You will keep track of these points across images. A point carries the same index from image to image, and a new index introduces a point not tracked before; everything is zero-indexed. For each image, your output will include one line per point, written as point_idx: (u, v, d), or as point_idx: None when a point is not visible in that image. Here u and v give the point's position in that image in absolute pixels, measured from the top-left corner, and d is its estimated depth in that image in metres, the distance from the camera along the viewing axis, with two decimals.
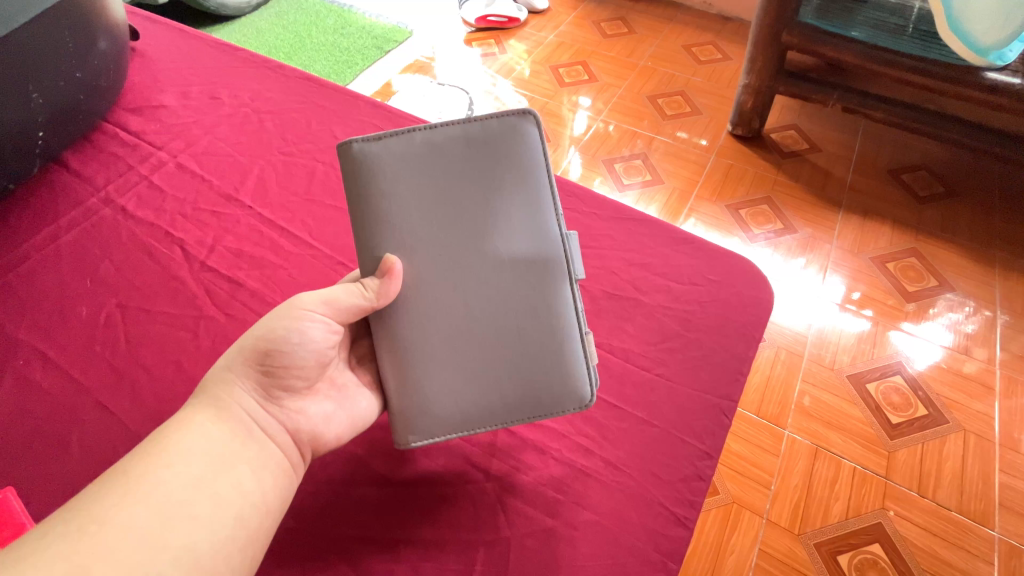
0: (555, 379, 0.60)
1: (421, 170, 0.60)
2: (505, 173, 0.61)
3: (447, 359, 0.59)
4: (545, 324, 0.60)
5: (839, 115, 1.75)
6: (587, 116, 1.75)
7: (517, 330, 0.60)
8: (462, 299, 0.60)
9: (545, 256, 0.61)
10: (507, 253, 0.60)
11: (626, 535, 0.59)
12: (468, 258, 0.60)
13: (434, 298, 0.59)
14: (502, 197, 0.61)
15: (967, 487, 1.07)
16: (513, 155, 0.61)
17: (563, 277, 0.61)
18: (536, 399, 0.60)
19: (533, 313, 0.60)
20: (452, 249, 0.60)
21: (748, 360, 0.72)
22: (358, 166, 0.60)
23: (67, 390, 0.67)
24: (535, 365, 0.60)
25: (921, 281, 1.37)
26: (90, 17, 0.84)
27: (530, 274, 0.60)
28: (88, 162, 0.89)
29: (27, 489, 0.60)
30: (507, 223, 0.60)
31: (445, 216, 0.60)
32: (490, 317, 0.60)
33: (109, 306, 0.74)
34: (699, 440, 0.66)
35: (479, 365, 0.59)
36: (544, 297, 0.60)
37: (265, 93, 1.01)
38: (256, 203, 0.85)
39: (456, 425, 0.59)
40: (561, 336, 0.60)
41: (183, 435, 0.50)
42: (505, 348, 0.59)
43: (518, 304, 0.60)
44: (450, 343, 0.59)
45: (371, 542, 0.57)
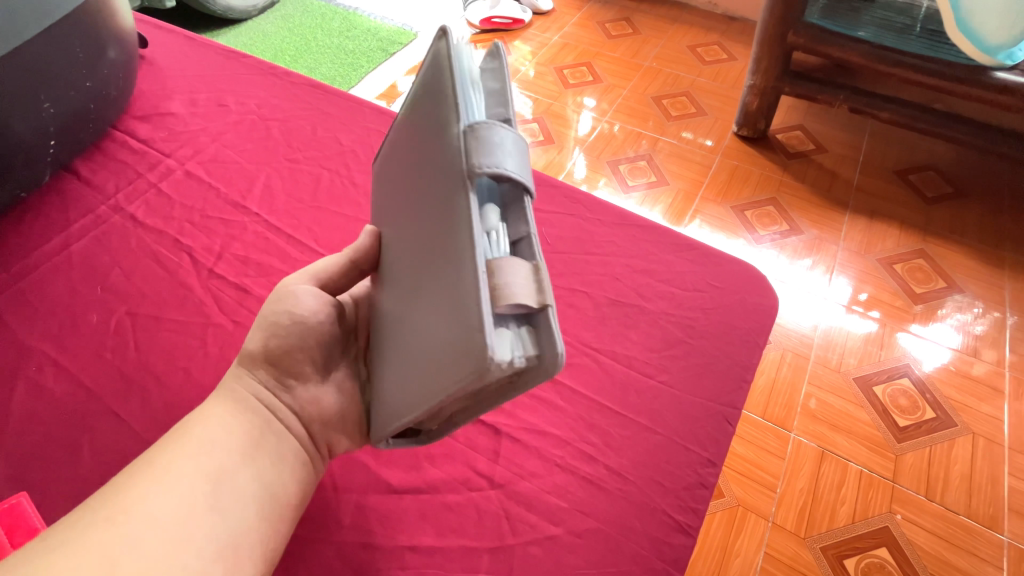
0: (456, 337, 0.39)
1: (385, 160, 0.61)
2: (420, 112, 0.52)
3: (396, 341, 0.50)
4: (452, 259, 0.42)
5: (845, 116, 1.74)
6: (591, 117, 1.75)
7: (425, 285, 0.46)
8: (405, 270, 0.51)
9: (447, 172, 0.45)
10: (427, 194, 0.48)
11: (629, 542, 0.59)
12: (404, 223, 0.53)
13: (394, 277, 0.53)
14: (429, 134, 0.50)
15: (976, 491, 1.07)
16: (425, 85, 0.52)
17: (462, 189, 0.42)
18: (436, 371, 0.41)
19: (445, 251, 0.43)
20: (396, 220, 0.55)
21: (752, 367, 0.72)
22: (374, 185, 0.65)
23: (78, 397, 0.68)
24: (443, 322, 0.41)
25: (929, 282, 1.36)
26: (99, 27, 0.85)
27: (440, 204, 0.45)
28: (99, 170, 0.90)
29: (39, 494, 0.61)
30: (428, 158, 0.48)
31: (394, 190, 0.57)
32: (419, 278, 0.47)
33: (119, 313, 0.75)
34: (702, 448, 0.66)
35: (410, 340, 0.47)
36: (451, 225, 0.43)
37: (271, 100, 1.02)
38: (262, 209, 0.86)
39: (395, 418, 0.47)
40: (461, 273, 0.40)
41: (204, 427, 0.51)
42: (425, 307, 0.45)
43: (435, 249, 0.45)
44: (391, 316, 0.52)
45: (377, 548, 0.58)
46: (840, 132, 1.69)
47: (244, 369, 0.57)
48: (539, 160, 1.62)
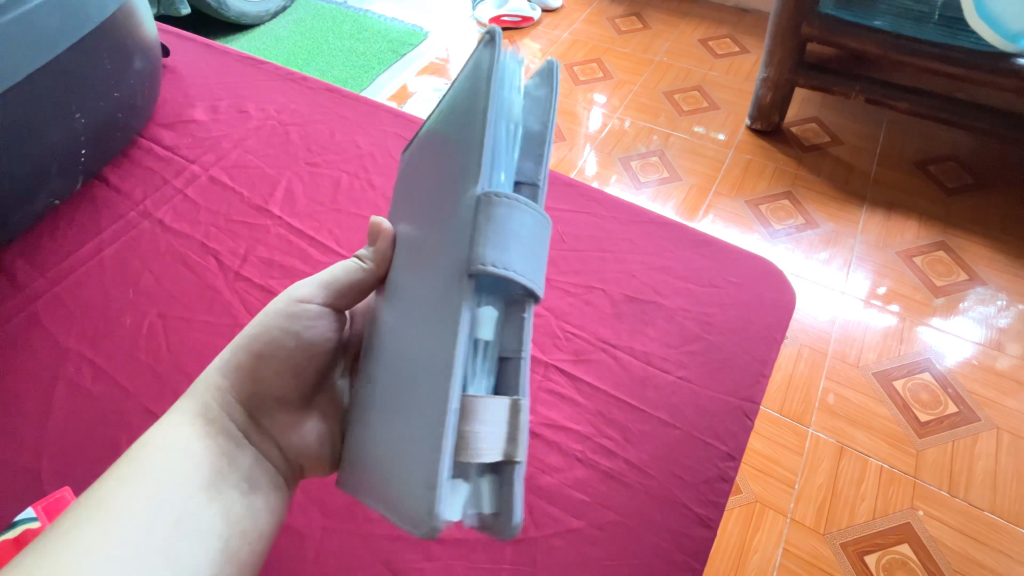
0: (418, 463, 0.40)
1: (408, 164, 0.55)
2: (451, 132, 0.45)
3: (374, 392, 0.49)
4: (428, 372, 0.40)
5: (861, 107, 1.72)
6: (602, 114, 1.75)
7: (416, 374, 0.42)
8: (392, 317, 0.49)
9: (445, 255, 0.41)
10: (426, 257, 0.45)
11: (650, 535, 0.60)
12: (412, 270, 0.48)
13: (383, 313, 0.51)
14: (441, 174, 0.46)
15: (1000, 487, 1.05)
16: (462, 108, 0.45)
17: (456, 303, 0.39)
18: (408, 480, 0.40)
19: (429, 348, 0.41)
20: (408, 258, 0.49)
21: (770, 362, 0.72)
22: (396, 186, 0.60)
23: (115, 396, 0.71)
24: (413, 436, 0.41)
25: (950, 275, 1.34)
26: (126, 38, 0.88)
27: (433, 289, 0.42)
28: (127, 178, 0.94)
29: (81, 489, 0.64)
30: (433, 209, 0.46)
31: (410, 213, 0.51)
32: (398, 353, 0.46)
33: (150, 315, 0.78)
34: (721, 442, 0.66)
35: (382, 410, 0.46)
36: (439, 327, 0.40)
37: (290, 105, 1.04)
38: (285, 213, 0.89)
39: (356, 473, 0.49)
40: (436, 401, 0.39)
41: (151, 455, 0.47)
42: (401, 395, 0.44)
43: (416, 333, 0.43)
44: (388, 384, 0.47)
45: (404, 541, 0.60)
46: (855, 122, 1.68)
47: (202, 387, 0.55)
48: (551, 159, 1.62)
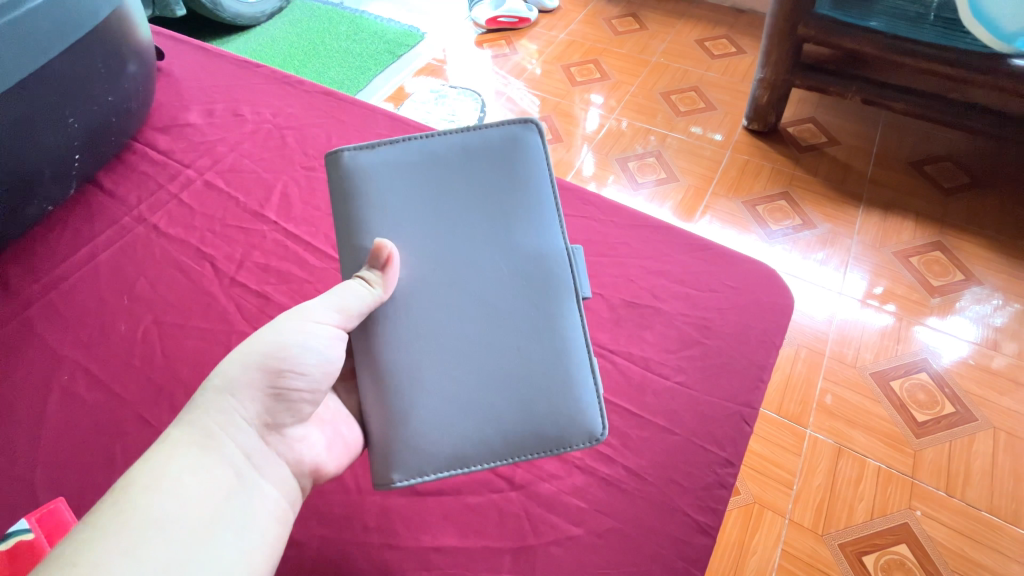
0: (557, 412, 0.58)
1: (410, 185, 0.63)
2: (506, 186, 0.64)
3: (454, 386, 0.58)
4: (539, 356, 0.59)
5: (857, 107, 1.72)
6: (599, 115, 1.75)
7: (517, 360, 0.59)
8: (468, 321, 0.59)
9: (545, 275, 0.62)
10: (515, 274, 0.61)
11: (649, 542, 0.60)
12: (473, 284, 0.60)
13: (438, 320, 0.59)
14: (513, 215, 0.63)
15: (997, 486, 1.05)
16: (512, 168, 0.64)
17: (565, 302, 0.62)
18: (541, 431, 0.58)
19: (542, 335, 0.60)
20: (455, 272, 0.61)
21: (769, 367, 0.72)
22: (378, 209, 0.62)
23: (109, 404, 0.70)
24: (532, 403, 0.58)
25: (946, 275, 1.35)
26: (120, 42, 0.87)
27: (531, 295, 0.61)
28: (122, 182, 0.93)
29: (76, 498, 0.64)
30: (512, 239, 0.62)
31: (444, 236, 0.62)
32: (490, 345, 0.59)
33: (145, 322, 0.77)
34: (720, 448, 0.66)
35: (486, 395, 0.58)
36: (547, 321, 0.60)
37: (286, 109, 1.04)
38: (281, 217, 0.88)
39: (447, 461, 0.56)
40: (569, 365, 0.60)
41: (146, 493, 0.45)
42: (513, 375, 0.58)
43: (519, 327, 0.60)
44: (454, 377, 0.58)
45: (402, 549, 0.59)
46: (851, 122, 1.68)
47: (200, 412, 0.52)
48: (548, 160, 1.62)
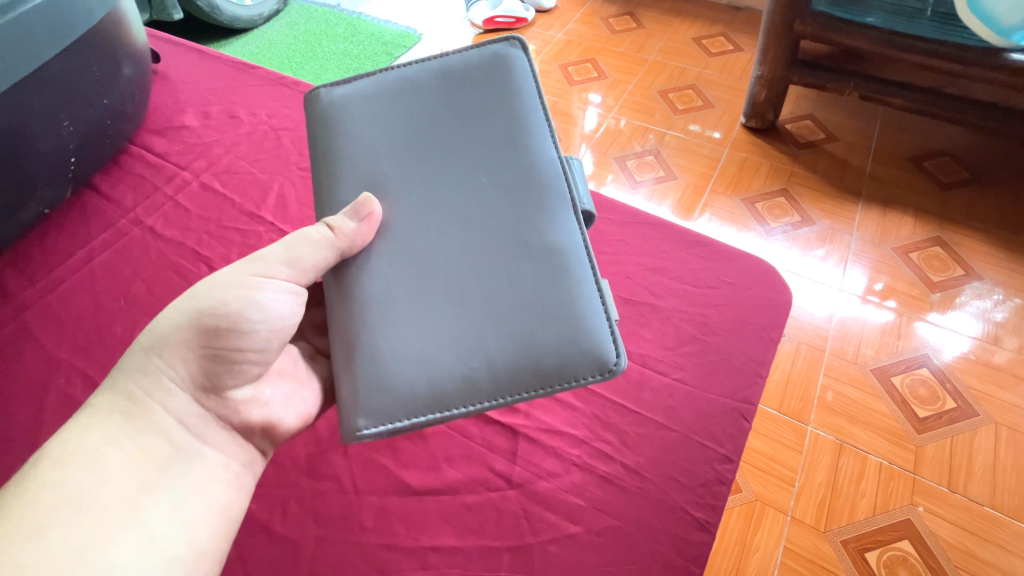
0: (555, 337, 0.52)
1: (391, 119, 0.63)
2: (488, 103, 0.61)
3: (442, 316, 0.54)
4: (533, 274, 0.54)
5: (855, 103, 1.72)
6: (597, 113, 1.75)
7: (508, 279, 0.54)
8: (454, 249, 0.56)
9: (537, 187, 0.57)
10: (503, 193, 0.57)
11: (648, 539, 0.59)
12: (456, 209, 0.58)
13: (422, 250, 0.57)
14: (499, 137, 0.60)
15: (1000, 482, 1.05)
16: (494, 85, 0.62)
17: (556, 219, 0.56)
18: (535, 360, 0.52)
19: (536, 256, 0.55)
20: (438, 199, 0.59)
21: (767, 363, 0.71)
22: (363, 152, 0.62)
23: None
24: (527, 325, 0.53)
25: (946, 271, 1.34)
26: (114, 45, 0.87)
27: (520, 217, 0.56)
28: (118, 185, 0.93)
29: None
30: (499, 156, 0.59)
31: (426, 163, 0.60)
32: (479, 272, 0.55)
33: (143, 325, 0.77)
34: (718, 444, 0.65)
35: (475, 320, 0.53)
36: (539, 241, 0.55)
37: (282, 110, 1.04)
38: (277, 219, 0.88)
39: (429, 401, 0.52)
40: (568, 285, 0.53)
41: (65, 470, 0.48)
42: (505, 300, 0.54)
43: (509, 250, 0.55)
44: (440, 304, 0.55)
45: (401, 548, 0.59)
46: (849, 118, 1.68)
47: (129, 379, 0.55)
48: None
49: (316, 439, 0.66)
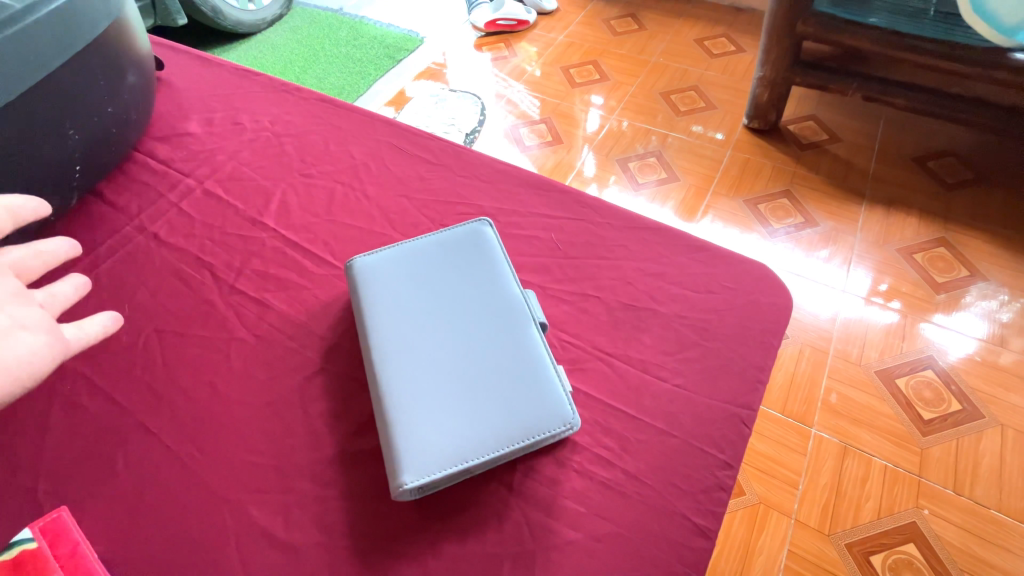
0: (533, 406, 0.59)
1: (387, 255, 0.73)
2: (461, 238, 0.74)
3: (435, 404, 0.59)
4: (508, 360, 0.62)
5: (859, 104, 1.71)
6: (599, 115, 1.75)
7: (488, 366, 0.62)
8: (441, 349, 0.63)
9: (504, 294, 0.68)
10: (480, 299, 0.67)
11: (649, 546, 0.56)
12: (443, 312, 0.66)
13: (416, 346, 0.64)
14: (475, 271, 0.70)
15: (1006, 484, 1.04)
16: (465, 229, 0.75)
17: (526, 323, 0.65)
18: (522, 423, 0.59)
19: (514, 351, 0.63)
20: (428, 306, 0.67)
21: (768, 368, 0.68)
22: (355, 280, 0.71)
23: (106, 410, 0.68)
24: (509, 400, 0.59)
25: (950, 271, 1.34)
26: (117, 54, 0.88)
27: (496, 322, 0.65)
28: (123, 192, 0.94)
29: (76, 507, 0.61)
30: (474, 272, 0.70)
31: (418, 280, 0.70)
32: (464, 367, 0.62)
33: (146, 331, 0.75)
34: (719, 450, 0.62)
35: (468, 401, 0.59)
36: (514, 341, 0.63)
37: (285, 117, 1.04)
38: (278, 224, 0.87)
39: (447, 463, 0.56)
40: (537, 363, 0.62)
41: None
42: (490, 387, 0.60)
43: (490, 348, 0.63)
44: (436, 391, 0.60)
45: (394, 557, 0.56)
46: (853, 120, 1.67)
47: None
48: (548, 162, 1.62)
49: (310, 444, 0.64)
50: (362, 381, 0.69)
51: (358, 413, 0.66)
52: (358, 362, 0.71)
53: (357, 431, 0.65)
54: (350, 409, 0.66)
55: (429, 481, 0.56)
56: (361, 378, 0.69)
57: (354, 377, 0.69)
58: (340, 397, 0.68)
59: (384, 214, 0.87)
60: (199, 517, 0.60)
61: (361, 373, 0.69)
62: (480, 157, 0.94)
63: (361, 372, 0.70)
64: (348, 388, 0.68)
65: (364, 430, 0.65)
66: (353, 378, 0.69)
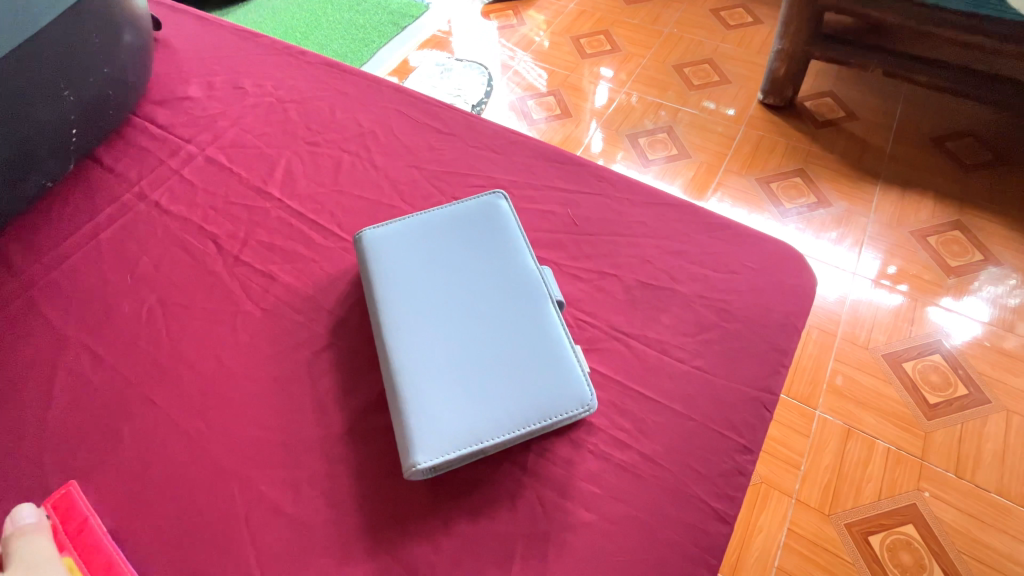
0: (550, 386, 0.58)
1: (397, 227, 0.70)
2: (474, 211, 0.71)
3: (450, 382, 0.58)
4: (522, 337, 0.60)
5: (879, 80, 1.65)
6: (609, 88, 1.69)
7: (504, 345, 0.60)
8: (455, 328, 0.61)
9: (519, 270, 0.65)
10: (495, 275, 0.65)
11: (665, 529, 0.55)
12: (456, 288, 0.64)
13: (428, 323, 0.62)
14: (491, 246, 0.68)
15: (1008, 468, 1.04)
16: (479, 202, 0.72)
17: (544, 301, 0.63)
18: (538, 404, 0.57)
19: (531, 330, 0.61)
20: (441, 282, 0.65)
21: (790, 353, 0.66)
22: (364, 252, 0.69)
23: (111, 383, 0.66)
24: (526, 380, 0.58)
25: (965, 255, 1.30)
26: (112, 10, 0.83)
27: (512, 301, 0.63)
28: (122, 158, 0.90)
29: (86, 480, 0.60)
30: (488, 247, 0.68)
31: (430, 254, 0.67)
32: (479, 346, 0.60)
33: (150, 302, 0.73)
34: (737, 434, 0.60)
35: (483, 381, 0.58)
36: (531, 320, 0.62)
37: (288, 82, 1.00)
38: (284, 195, 0.84)
39: (461, 443, 0.55)
40: (554, 343, 0.60)
41: None
42: (506, 367, 0.58)
43: (505, 328, 0.61)
44: (450, 370, 0.58)
45: (408, 535, 0.55)
46: (871, 97, 1.61)
47: None
48: (556, 136, 1.58)
49: (320, 420, 0.63)
50: (371, 356, 0.67)
51: (368, 389, 0.64)
52: (367, 337, 0.69)
53: (367, 407, 0.63)
54: (360, 385, 0.65)
55: (442, 461, 0.54)
56: (371, 354, 0.67)
57: (363, 352, 0.68)
58: (350, 373, 0.66)
59: (393, 185, 0.84)
60: (208, 492, 0.59)
61: (370, 349, 0.68)
62: (492, 127, 0.90)
63: (370, 348, 0.68)
64: (358, 364, 0.67)
65: (375, 406, 0.63)
66: (363, 354, 0.67)
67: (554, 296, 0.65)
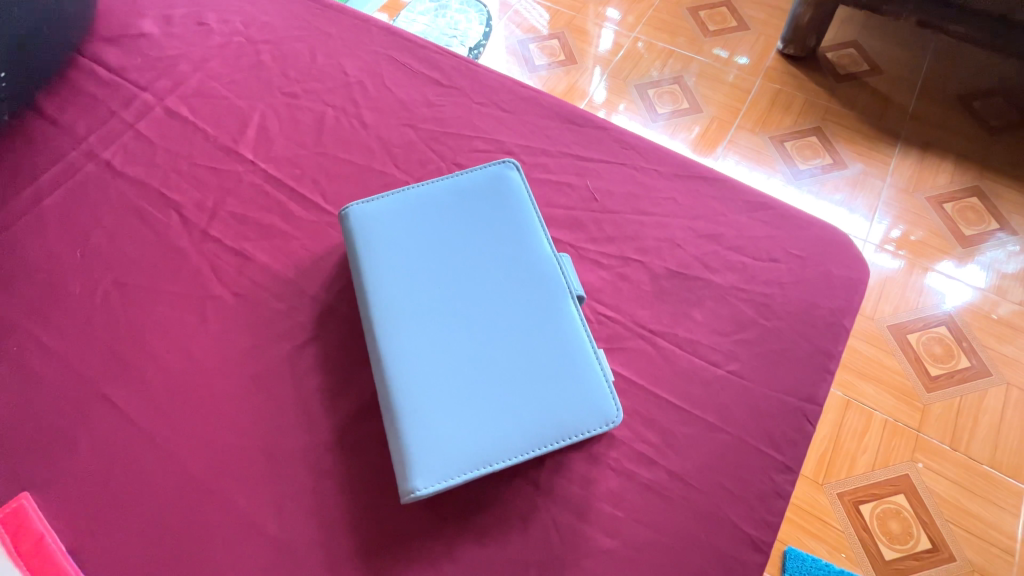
0: (570, 399, 0.50)
1: (390, 202, 0.60)
2: (481, 185, 0.61)
3: (454, 393, 0.50)
4: (539, 340, 0.52)
5: (911, 29, 1.49)
6: (615, 32, 1.52)
7: (517, 349, 0.52)
8: (460, 327, 0.53)
9: (534, 258, 0.56)
10: (507, 264, 0.56)
11: (695, 559, 0.49)
12: (462, 280, 0.55)
13: (429, 321, 0.53)
14: (501, 228, 0.58)
15: (1002, 440, 1.00)
16: (487, 174, 0.61)
17: (562, 297, 0.54)
18: (555, 420, 0.49)
19: (549, 331, 0.52)
20: (443, 272, 0.55)
21: (836, 356, 0.58)
22: (349, 230, 0.59)
23: (64, 379, 0.58)
24: (542, 392, 0.50)
25: (981, 224, 1.22)
26: None
27: (526, 297, 0.54)
28: (66, 107, 0.77)
29: (41, 492, 0.53)
30: (498, 230, 0.58)
31: (430, 237, 0.57)
32: (488, 350, 0.52)
33: (105, 283, 0.64)
34: (777, 450, 0.54)
35: (493, 392, 0.50)
36: (548, 320, 0.53)
37: (260, 18, 0.85)
38: (259, 157, 0.73)
39: (467, 465, 0.47)
40: (574, 348, 0.52)
41: None
42: (519, 376, 0.50)
43: (519, 329, 0.52)
44: (455, 377, 0.50)
45: (407, 561, 0.49)
46: (901, 48, 1.46)
47: None
48: (559, 86, 1.43)
49: (306, 428, 0.55)
50: (361, 351, 0.59)
51: (361, 391, 0.57)
52: (356, 328, 0.60)
53: (360, 413, 0.56)
54: (350, 387, 0.57)
55: (444, 484, 0.47)
56: (361, 349, 0.59)
57: (353, 347, 0.59)
58: (339, 372, 0.58)
59: (385, 147, 0.72)
60: (180, 509, 0.52)
61: (360, 343, 0.59)
62: (498, 79, 0.77)
63: (359, 341, 0.59)
64: (348, 362, 0.58)
65: (368, 412, 0.55)
66: (353, 349, 0.59)
67: (574, 289, 0.56)
